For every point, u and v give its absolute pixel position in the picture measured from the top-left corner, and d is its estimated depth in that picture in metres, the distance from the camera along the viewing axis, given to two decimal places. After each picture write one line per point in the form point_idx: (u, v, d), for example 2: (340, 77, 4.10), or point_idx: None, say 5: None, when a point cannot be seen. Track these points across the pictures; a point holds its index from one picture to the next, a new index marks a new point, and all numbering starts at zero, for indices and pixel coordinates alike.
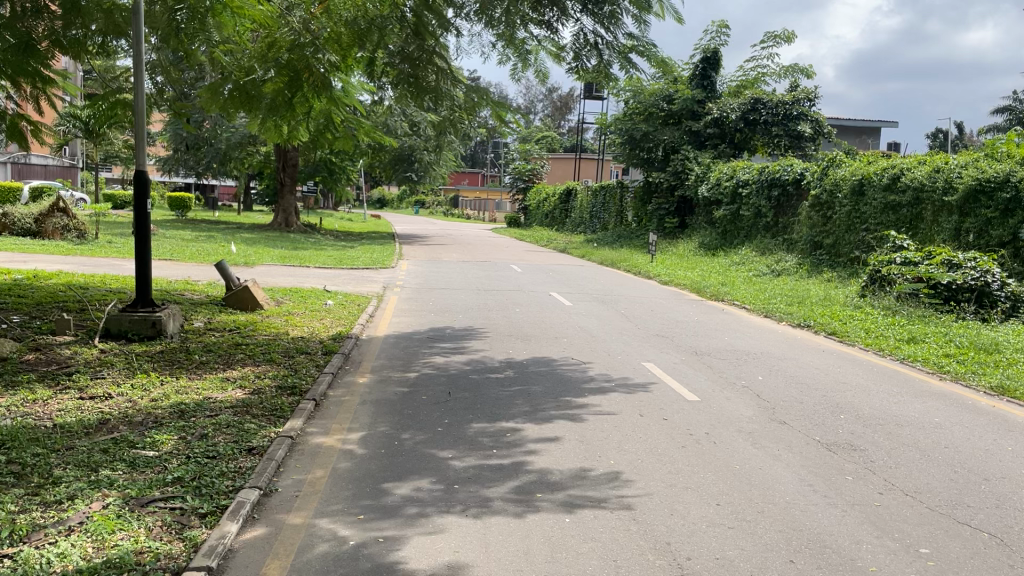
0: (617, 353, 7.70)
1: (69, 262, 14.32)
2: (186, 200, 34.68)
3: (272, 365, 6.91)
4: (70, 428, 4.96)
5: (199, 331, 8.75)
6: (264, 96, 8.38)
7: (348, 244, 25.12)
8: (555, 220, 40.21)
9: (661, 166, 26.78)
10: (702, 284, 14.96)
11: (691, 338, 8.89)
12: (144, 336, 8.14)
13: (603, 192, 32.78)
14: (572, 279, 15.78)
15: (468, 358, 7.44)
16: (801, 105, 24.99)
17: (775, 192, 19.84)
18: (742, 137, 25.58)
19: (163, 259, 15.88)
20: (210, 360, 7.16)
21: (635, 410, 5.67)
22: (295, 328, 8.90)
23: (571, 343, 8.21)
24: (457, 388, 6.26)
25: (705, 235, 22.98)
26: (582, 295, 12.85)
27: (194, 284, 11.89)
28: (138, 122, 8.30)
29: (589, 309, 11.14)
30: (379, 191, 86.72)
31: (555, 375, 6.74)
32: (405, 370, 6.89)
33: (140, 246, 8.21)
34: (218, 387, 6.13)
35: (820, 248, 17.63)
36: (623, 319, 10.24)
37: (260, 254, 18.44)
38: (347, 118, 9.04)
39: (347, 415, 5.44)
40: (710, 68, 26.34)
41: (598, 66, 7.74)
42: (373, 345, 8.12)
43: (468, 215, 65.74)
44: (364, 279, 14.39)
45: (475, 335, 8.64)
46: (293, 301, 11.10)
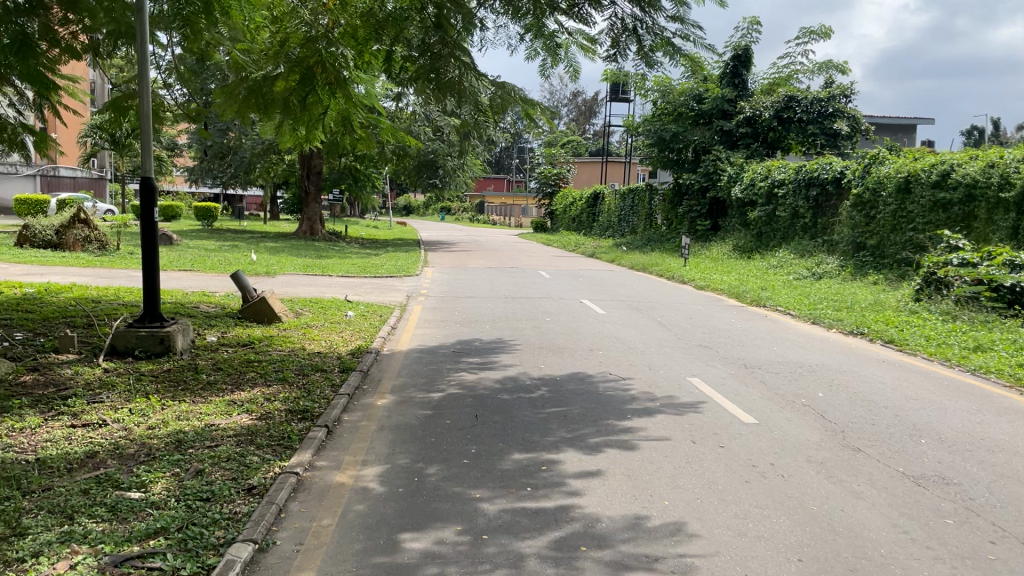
0: (659, 368, 7.04)
1: (86, 275, 13.93)
2: (211, 210, 34.53)
3: (285, 386, 6.35)
4: (52, 464, 4.42)
5: (211, 347, 8.23)
6: (275, 97, 7.79)
7: (372, 252, 24.67)
8: (582, 224, 39.53)
9: (692, 168, 26.05)
10: (741, 290, 14.25)
11: (738, 349, 8.19)
12: (151, 353, 7.63)
13: (632, 196, 32.07)
14: (603, 285, 15.14)
15: (498, 374, 6.82)
16: (838, 101, 24.11)
17: (814, 192, 19.05)
18: (775, 136, 24.76)
19: (182, 270, 15.48)
20: (219, 380, 6.61)
21: (686, 435, 5.02)
22: (311, 343, 8.36)
23: (608, 356, 7.56)
24: (486, 411, 5.64)
25: (740, 237, 22.21)
26: (615, 302, 12.19)
27: (210, 295, 11.42)
28: (144, 127, 7.78)
29: (624, 317, 10.47)
30: (405, 199, 86.59)
31: (593, 395, 6.09)
32: (428, 389, 6.30)
33: (148, 258, 7.71)
34: (223, 412, 5.56)
35: (863, 249, 16.81)
36: (661, 328, 9.57)
37: (282, 263, 17.99)
38: (365, 119, 8.47)
39: (362, 445, 4.84)
40: (741, 65, 25.55)
41: (639, 54, 7.10)
42: (394, 361, 7.54)
43: (494, 221, 65.26)
44: (388, 288, 13.86)
45: (504, 348, 8.03)
46: (312, 312, 10.58)
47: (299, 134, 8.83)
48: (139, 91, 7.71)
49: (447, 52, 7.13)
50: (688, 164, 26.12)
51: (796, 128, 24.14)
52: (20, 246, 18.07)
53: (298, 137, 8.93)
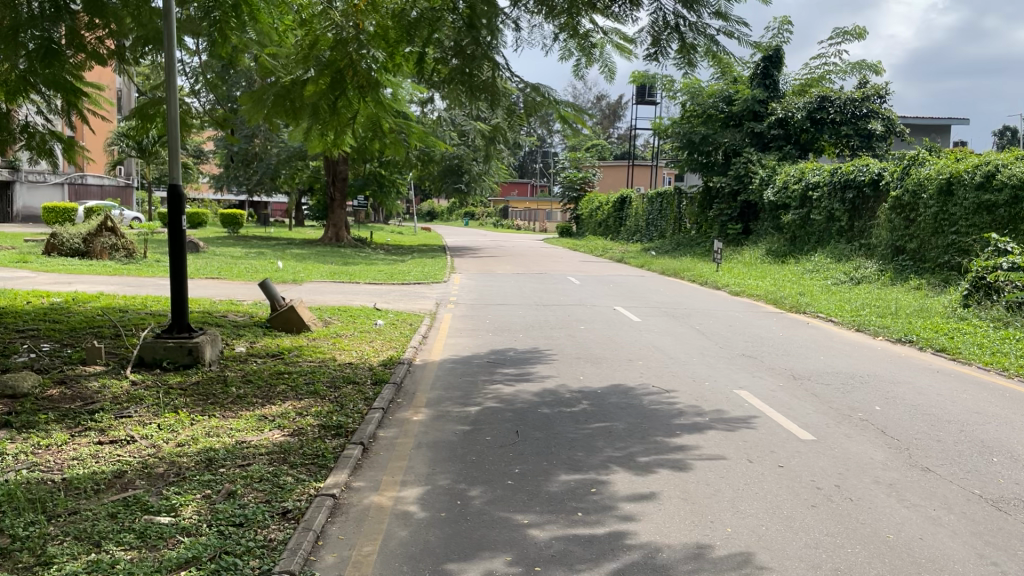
0: (704, 380, 6.76)
1: (114, 283, 13.87)
2: (238, 217, 34.64)
3: (317, 399, 6.14)
4: (79, 485, 4.24)
5: (240, 357, 8.06)
6: (306, 101, 7.59)
7: (399, 259, 24.53)
8: (609, 228, 39.18)
9: (722, 171, 25.66)
10: (779, 296, 13.88)
11: (783, 359, 7.88)
12: (179, 364, 7.48)
13: (660, 199, 31.72)
14: (635, 291, 14.84)
15: (536, 387, 6.56)
16: (872, 102, 23.63)
17: (850, 194, 18.65)
18: (808, 138, 24.29)
19: (209, 277, 15.40)
20: (249, 393, 6.41)
21: (741, 454, 4.73)
22: (342, 353, 8.16)
23: (650, 367, 7.29)
24: (527, 426, 5.39)
25: (773, 241, 21.80)
26: (650, 309, 11.89)
27: (238, 304, 11.29)
28: (172, 133, 7.63)
29: (661, 325, 10.19)
30: (429, 204, 86.63)
31: (638, 408, 5.82)
32: (465, 402, 6.06)
33: (176, 268, 7.56)
34: (255, 428, 5.35)
35: (903, 253, 16.39)
36: (701, 337, 9.27)
37: (309, 270, 17.87)
38: (396, 124, 8.27)
39: (400, 463, 4.61)
40: (772, 66, 25.11)
41: (681, 52, 6.83)
42: (427, 372, 7.31)
43: (519, 227, 65.08)
44: (417, 295, 13.67)
45: (540, 358, 7.77)
46: (341, 321, 10.39)
47: (329, 141, 8.66)
48: (167, 97, 7.56)
49: (481, 54, 6.88)
50: (718, 167, 25.74)
51: (829, 130, 23.67)
52: (49, 254, 18.11)
53: (330, 143, 8.76)
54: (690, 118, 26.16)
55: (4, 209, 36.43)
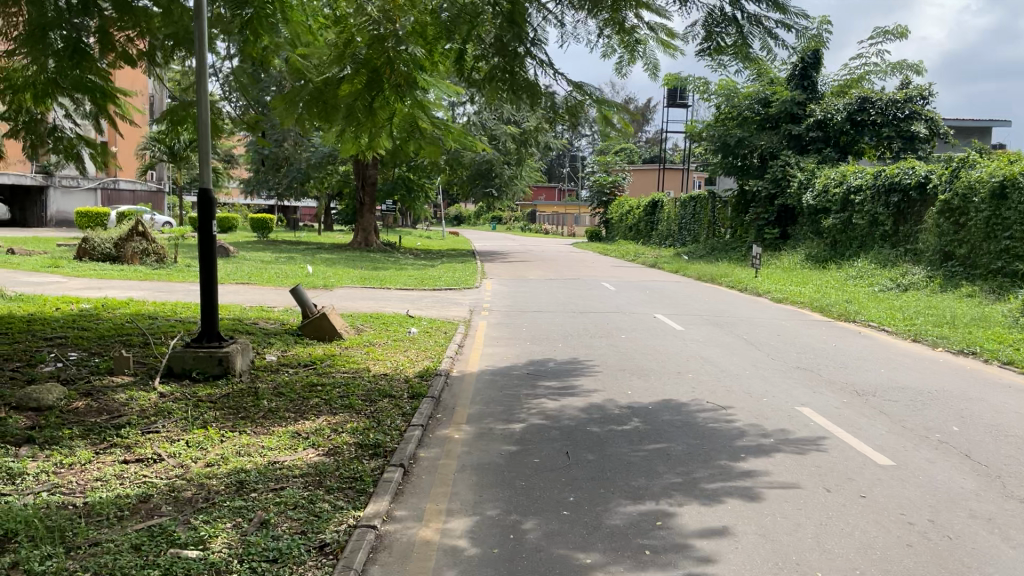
0: (762, 396, 6.35)
1: (145, 289, 13.71)
2: (267, 222, 34.65)
3: (352, 415, 5.81)
4: (101, 512, 3.93)
5: (271, 367, 7.77)
6: (340, 101, 7.31)
7: (429, 264, 24.30)
8: (640, 233, 38.70)
9: (758, 174, 25.10)
10: (825, 303, 13.40)
11: (842, 373, 7.44)
12: (209, 375, 7.20)
13: (693, 203, 31.19)
14: (674, 298, 14.42)
15: (582, 401, 6.19)
16: (915, 103, 22.91)
17: (895, 198, 18.10)
18: (849, 140, 23.72)
19: (240, 283, 15.21)
20: (281, 407, 6.10)
21: (817, 482, 4.33)
22: (376, 363, 7.84)
23: (703, 381, 6.88)
24: (578, 446, 5.02)
25: (813, 246, 21.26)
26: (692, 317, 11.47)
27: (269, 311, 11.04)
28: (202, 135, 7.36)
29: (706, 334, 9.76)
30: (457, 209, 86.51)
31: (695, 428, 5.41)
32: (508, 418, 5.70)
33: (206, 274, 7.29)
34: (288, 446, 5.03)
35: (952, 258, 15.84)
36: (750, 348, 8.85)
37: (339, 275, 17.66)
38: (433, 125, 7.93)
39: (444, 490, 4.26)
40: (810, 67, 24.67)
41: (735, 46, 6.42)
42: (466, 384, 6.95)
43: (547, 230, 64.66)
44: (449, 301, 13.36)
45: (584, 370, 7.39)
46: (374, 329, 10.09)
47: (365, 144, 8.37)
48: (197, 98, 7.30)
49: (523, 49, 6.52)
50: (754, 171, 25.20)
51: (870, 132, 23.11)
52: (81, 259, 18.05)
53: (365, 147, 8.47)
54: (725, 121, 25.60)
55: (38, 213, 36.82)
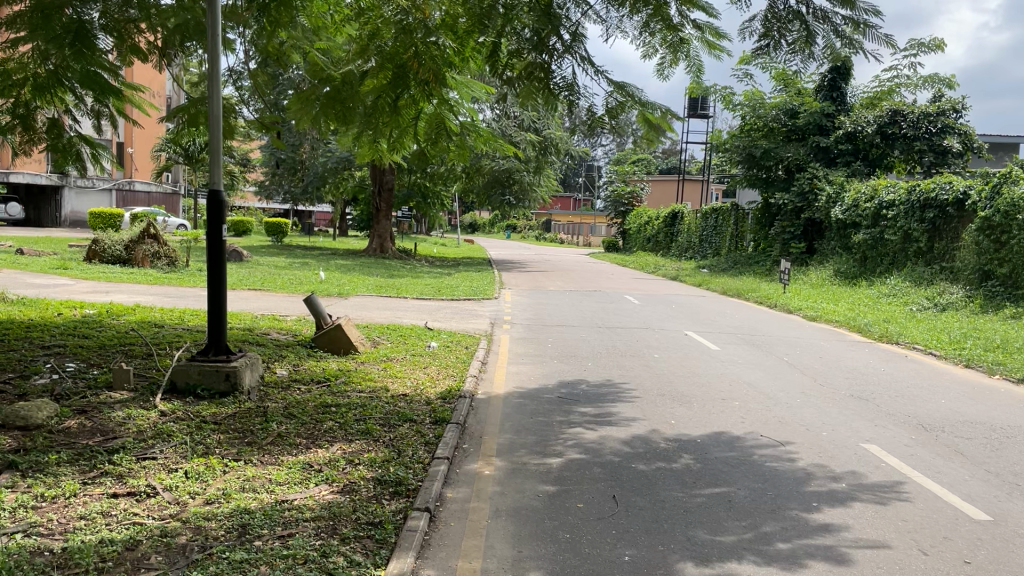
0: (822, 432, 5.76)
1: (153, 294, 13.24)
2: (281, 226, 34.27)
3: (370, 443, 5.25)
4: (79, 563, 3.37)
5: (282, 384, 7.23)
6: (363, 98, 6.81)
7: (445, 271, 23.80)
8: (659, 244, 38.08)
9: (784, 186, 24.44)
10: (863, 322, 12.76)
11: (901, 403, 6.83)
12: (215, 392, 6.66)
13: (715, 215, 30.57)
14: (702, 313, 13.82)
15: (623, 432, 5.60)
16: (947, 116, 22.20)
17: (931, 214, 17.43)
18: (878, 153, 23.08)
19: (252, 289, 14.74)
20: (292, 431, 5.56)
21: (910, 543, 3.73)
22: (395, 381, 7.26)
23: (753, 412, 6.29)
24: (626, 488, 4.44)
25: (842, 262, 20.62)
26: (725, 336, 10.86)
27: (281, 320, 10.51)
28: (213, 131, 6.85)
29: (743, 355, 9.18)
30: (471, 216, 86.09)
31: (754, 469, 4.82)
32: (542, 452, 5.12)
33: (215, 282, 6.79)
34: (299, 480, 4.47)
35: (991, 278, 15.15)
36: (794, 372, 8.25)
37: (354, 283, 17.14)
38: (459, 125, 7.39)
39: (477, 542, 3.68)
40: (839, 78, 24.13)
41: (796, 44, 5.88)
42: (491, 408, 6.38)
43: (562, 240, 64.10)
44: (468, 313, 12.81)
45: (620, 395, 6.81)
46: (391, 342, 9.54)
47: (387, 148, 7.84)
48: (209, 92, 6.81)
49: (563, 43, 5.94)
50: (779, 183, 24.54)
51: (901, 145, 22.45)
52: (90, 260, 17.63)
53: (385, 150, 7.95)
54: (750, 131, 25.10)
55: (53, 213, 36.65)
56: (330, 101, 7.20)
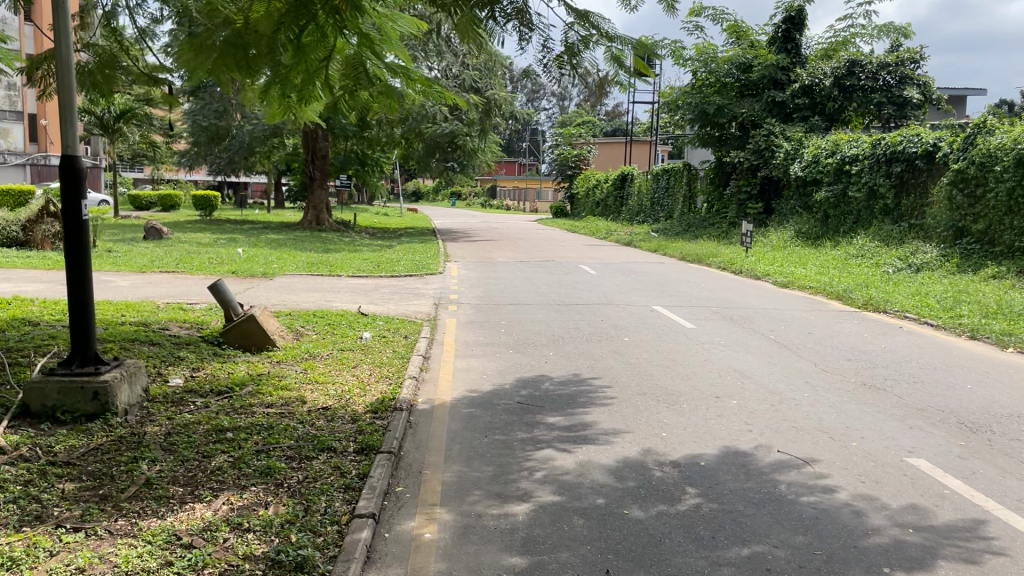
0: (851, 443, 4.60)
1: (43, 282, 11.47)
2: (211, 200, 32.14)
3: (269, 494, 3.87)
4: None
5: (170, 399, 5.78)
6: (259, 34, 5.29)
7: (387, 244, 22.32)
8: (608, 208, 36.98)
9: (738, 145, 23.45)
10: (840, 288, 11.75)
11: (926, 394, 5.74)
12: (80, 415, 5.19)
13: (667, 176, 29.54)
14: (665, 283, 12.66)
15: (603, 458, 4.34)
16: (906, 67, 21.37)
17: (897, 168, 16.54)
18: (836, 107, 22.22)
19: (165, 271, 13.06)
20: (167, 475, 4.13)
21: None
22: (314, 389, 5.87)
23: (758, 417, 5.12)
24: (624, 554, 3.18)
25: (803, 222, 19.72)
26: (697, 310, 9.69)
27: (188, 310, 8.98)
28: (63, 78, 5.30)
29: (724, 334, 8.00)
30: (414, 183, 83.86)
31: (788, 510, 3.61)
32: (503, 494, 3.83)
33: (78, 272, 5.33)
34: (155, 568, 3.09)
35: (966, 235, 14.31)
36: (788, 354, 7.11)
37: (283, 260, 15.54)
38: (385, 70, 5.79)
39: None
40: (793, 29, 23.18)
41: None
42: (432, 423, 5.06)
43: (508, 207, 62.71)
44: (409, 291, 11.42)
45: (592, 396, 5.55)
46: (317, 333, 8.14)
47: (301, 107, 6.37)
48: (55, 28, 5.26)
49: None
50: (734, 141, 23.53)
51: (859, 98, 21.62)
52: None
53: (298, 109, 6.46)
54: (701, 88, 23.80)
55: None
56: (228, 47, 5.69)
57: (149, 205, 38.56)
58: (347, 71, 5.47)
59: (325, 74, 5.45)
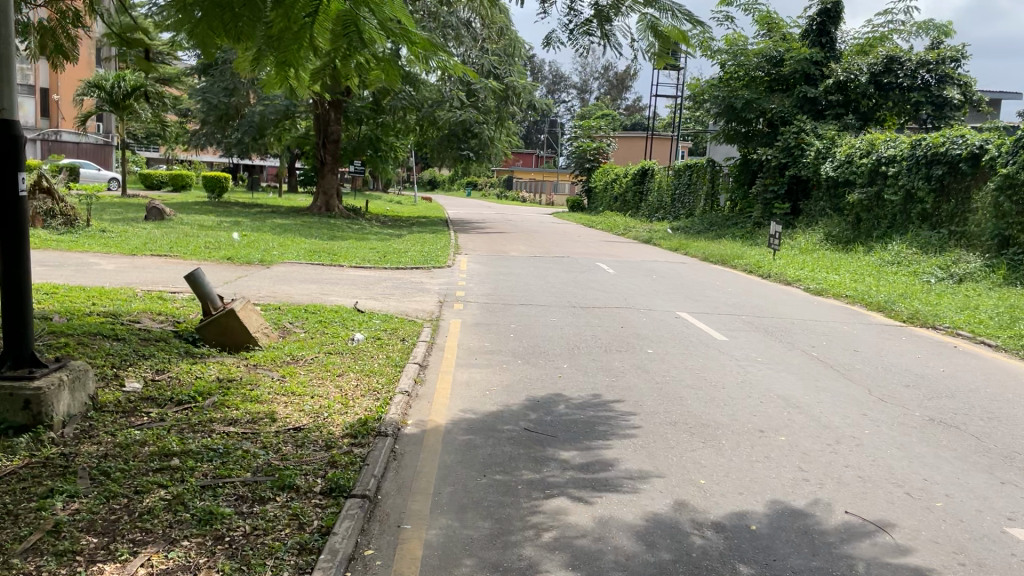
0: (934, 504, 3.72)
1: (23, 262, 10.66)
2: (221, 182, 31.39)
3: (204, 553, 3.03)
4: None
5: (122, 409, 4.93)
6: None
7: (397, 232, 21.53)
8: (627, 204, 36.02)
9: (766, 141, 22.46)
10: (880, 299, 10.81)
11: (1008, 435, 4.85)
12: (7, 427, 4.31)
13: (688, 172, 28.55)
14: (690, 286, 11.77)
15: (628, 514, 3.47)
16: (947, 65, 20.24)
17: (938, 170, 15.52)
18: (871, 106, 21.19)
19: (156, 255, 12.23)
20: (82, 518, 3.28)
21: None
22: (288, 404, 5.02)
23: (813, 460, 4.24)
24: None
25: (833, 224, 18.74)
26: (726, 319, 8.80)
27: (167, 300, 8.16)
28: (2, 25, 4.43)
29: (760, 349, 7.13)
30: (430, 172, 82.87)
31: None
32: (500, 565, 2.98)
33: (13, 255, 4.48)
34: None
35: (1012, 245, 13.29)
36: (836, 376, 6.23)
37: (285, 246, 14.71)
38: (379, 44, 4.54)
39: None
40: (829, 22, 22.10)
41: None
42: (420, 454, 4.21)
43: (524, 199, 61.75)
44: (414, 286, 10.59)
45: (613, 426, 4.69)
46: (306, 331, 7.32)
47: (301, 77, 5.02)
48: None
49: None
50: (761, 137, 22.51)
51: (895, 96, 20.57)
52: None
53: (299, 80, 5.18)
54: (729, 81, 22.87)
55: None
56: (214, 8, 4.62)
57: (159, 185, 37.88)
58: (337, 40, 4.36)
59: (314, 41, 4.37)
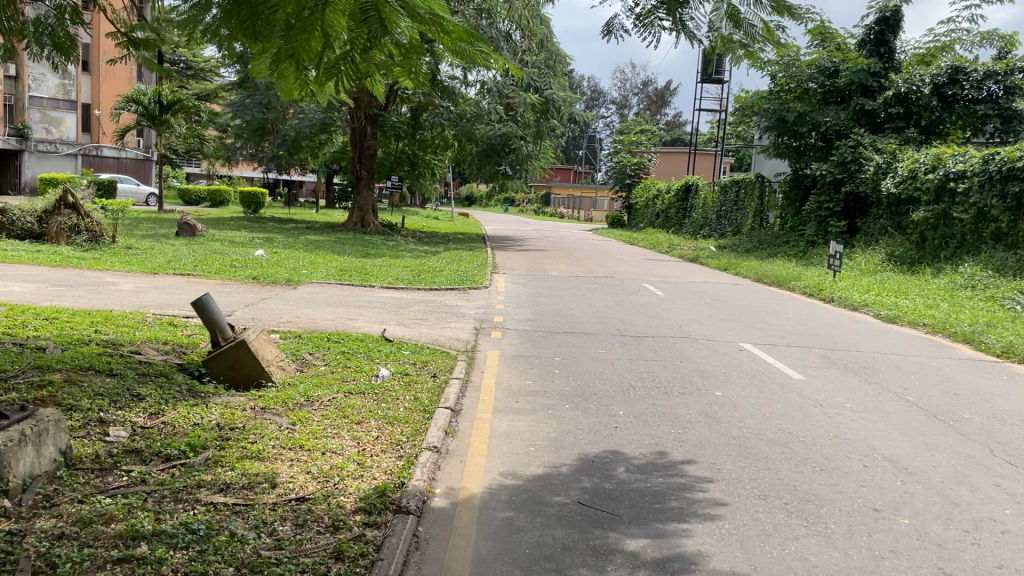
0: None
1: (35, 282, 10.04)
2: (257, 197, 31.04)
3: None
4: None
5: (100, 466, 4.14)
6: None
7: (433, 250, 20.80)
8: (669, 220, 34.96)
9: (820, 156, 21.34)
10: (964, 328, 9.71)
11: None
12: None
13: (735, 188, 27.45)
14: (748, 311, 10.78)
15: None
16: (1016, 75, 18.88)
17: (1015, 188, 14.27)
18: (933, 119, 19.95)
19: (178, 275, 11.58)
20: None
21: None
22: (293, 462, 4.19)
23: (955, 557, 3.28)
24: None
25: (896, 244, 17.57)
26: (797, 352, 7.81)
27: (178, 327, 7.43)
28: None
29: (846, 392, 6.14)
30: (468, 188, 82.39)
31: None
32: None
33: None
34: None
35: None
36: (946, 430, 5.22)
37: (314, 265, 14.01)
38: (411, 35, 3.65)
39: None
40: (887, 31, 20.95)
41: None
42: (449, 542, 3.32)
43: (562, 214, 60.87)
44: (449, 310, 9.76)
45: (689, 501, 3.78)
46: (328, 364, 6.51)
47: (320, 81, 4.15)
48: None
49: None
50: (814, 152, 21.39)
51: (959, 108, 19.30)
52: None
53: (317, 85, 4.30)
54: (780, 93, 21.71)
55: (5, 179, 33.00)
56: None
57: (198, 200, 37.68)
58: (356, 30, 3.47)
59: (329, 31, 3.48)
